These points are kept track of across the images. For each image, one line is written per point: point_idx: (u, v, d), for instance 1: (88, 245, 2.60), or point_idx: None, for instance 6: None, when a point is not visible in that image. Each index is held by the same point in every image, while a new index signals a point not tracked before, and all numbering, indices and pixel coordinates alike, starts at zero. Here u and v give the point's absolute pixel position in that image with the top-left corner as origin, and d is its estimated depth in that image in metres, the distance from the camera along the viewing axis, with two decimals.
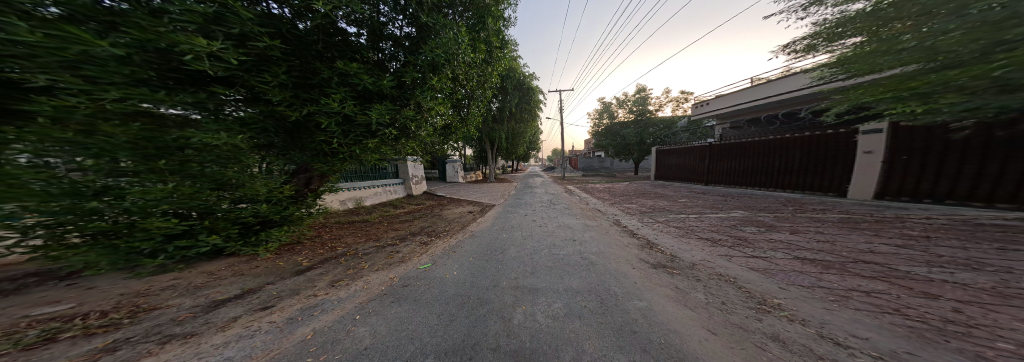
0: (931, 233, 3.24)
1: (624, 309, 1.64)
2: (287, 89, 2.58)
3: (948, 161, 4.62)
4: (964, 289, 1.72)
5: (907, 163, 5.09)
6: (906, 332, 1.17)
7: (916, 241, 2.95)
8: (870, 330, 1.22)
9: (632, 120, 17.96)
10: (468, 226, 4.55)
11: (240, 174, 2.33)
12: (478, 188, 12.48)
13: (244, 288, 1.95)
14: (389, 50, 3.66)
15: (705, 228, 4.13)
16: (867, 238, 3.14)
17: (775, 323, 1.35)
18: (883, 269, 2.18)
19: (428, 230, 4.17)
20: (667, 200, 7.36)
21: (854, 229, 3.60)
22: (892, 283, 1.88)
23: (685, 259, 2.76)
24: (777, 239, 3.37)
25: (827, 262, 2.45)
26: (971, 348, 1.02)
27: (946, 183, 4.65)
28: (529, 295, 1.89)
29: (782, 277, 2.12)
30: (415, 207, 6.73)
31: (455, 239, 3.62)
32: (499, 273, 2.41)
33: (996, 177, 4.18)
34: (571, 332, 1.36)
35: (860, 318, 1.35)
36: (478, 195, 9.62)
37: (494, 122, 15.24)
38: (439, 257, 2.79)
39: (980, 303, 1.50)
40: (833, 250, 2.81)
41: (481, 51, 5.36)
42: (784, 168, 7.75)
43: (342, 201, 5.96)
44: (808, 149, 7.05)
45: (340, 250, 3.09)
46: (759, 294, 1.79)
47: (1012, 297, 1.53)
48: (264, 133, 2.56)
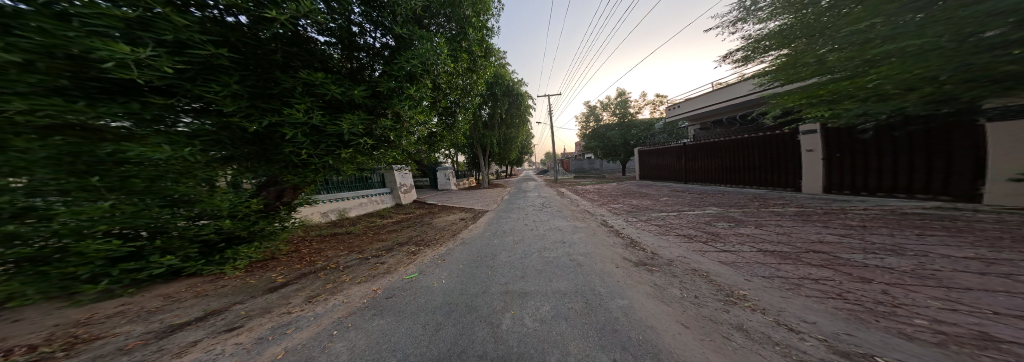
0: (867, 222, 3.59)
1: (608, 308, 1.67)
2: (242, 99, 2.41)
3: (872, 156, 5.13)
4: (891, 273, 1.90)
5: (841, 160, 5.64)
6: (845, 314, 1.28)
7: (865, 229, 3.23)
8: (817, 314, 1.31)
9: (617, 124, 18.60)
10: (457, 233, 4.49)
11: (196, 188, 2.16)
12: (469, 194, 12.35)
13: (205, 309, 1.81)
14: (363, 60, 3.64)
15: (683, 225, 4.31)
16: (822, 229, 3.40)
17: (740, 314, 1.42)
18: (829, 257, 2.37)
19: (415, 239, 4.07)
20: (650, 199, 7.63)
21: (807, 221, 3.91)
22: (836, 270, 2.04)
23: (664, 256, 2.86)
24: (744, 233, 3.57)
25: (785, 253, 2.62)
26: (894, 326, 1.13)
27: (875, 176, 5.13)
28: (518, 300, 1.89)
29: (746, 269, 2.24)
30: (403, 216, 6.56)
31: (443, 247, 3.57)
32: (489, 280, 2.38)
33: (909, 170, 4.67)
34: (557, 334, 1.37)
35: (809, 304, 1.45)
36: (470, 201, 9.54)
37: (485, 128, 15.21)
38: (426, 266, 2.73)
39: (899, 284, 1.67)
40: (790, 241, 3.02)
41: (463, 60, 5.50)
42: (749, 165, 8.25)
43: (323, 214, 5.73)
44: (764, 149, 7.62)
45: (320, 263, 2.96)
46: (727, 286, 1.89)
47: (927, 279, 1.74)
48: (224, 145, 2.40)
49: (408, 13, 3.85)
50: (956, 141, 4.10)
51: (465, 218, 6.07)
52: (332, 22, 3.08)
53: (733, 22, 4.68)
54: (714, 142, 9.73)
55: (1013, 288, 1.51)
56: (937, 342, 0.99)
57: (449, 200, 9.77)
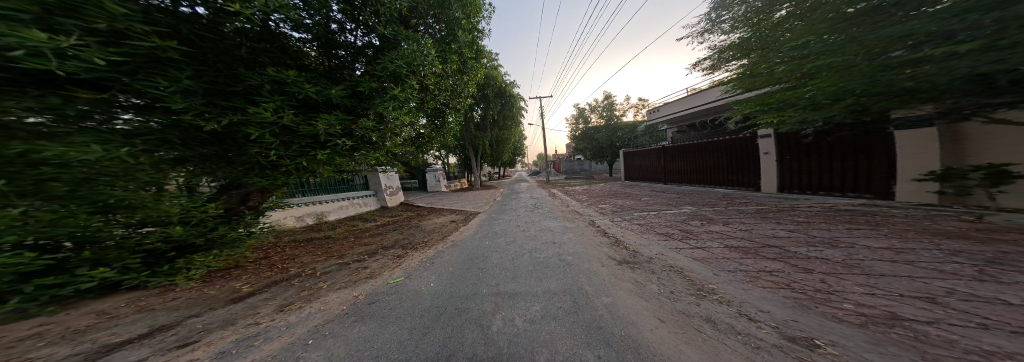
0: (809, 218, 4.00)
1: (594, 306, 1.72)
2: (195, 96, 2.16)
3: (814, 158, 5.79)
4: (826, 263, 2.18)
5: (790, 162, 6.30)
6: (791, 302, 1.45)
7: (817, 225, 3.55)
8: (772, 304, 1.44)
9: (604, 126, 19.16)
10: (445, 235, 4.40)
11: (137, 193, 1.88)
12: (459, 196, 12.18)
13: (152, 325, 1.64)
14: (345, 58, 3.50)
15: (662, 224, 4.51)
16: (777, 225, 3.72)
17: (709, 306, 1.51)
18: (781, 251, 2.62)
19: (401, 243, 3.94)
20: (633, 199, 7.92)
21: (764, 218, 4.27)
22: (786, 263, 2.25)
23: (644, 254, 2.98)
24: (714, 230, 3.81)
25: (747, 248, 2.84)
26: (829, 312, 1.31)
27: (816, 176, 5.78)
28: (509, 301, 1.88)
29: (715, 264, 2.40)
30: (389, 220, 6.32)
31: (429, 249, 3.50)
32: (480, 282, 2.35)
33: (841, 172, 5.33)
34: (547, 333, 1.39)
35: (766, 295, 1.58)
36: (460, 203, 9.39)
37: (477, 129, 15.05)
38: (414, 270, 2.64)
39: (835, 273, 1.92)
40: (750, 237, 3.28)
41: (452, 61, 5.43)
42: (717, 167, 8.85)
43: (298, 218, 5.43)
44: (729, 151, 8.23)
45: (295, 270, 2.80)
46: (699, 281, 2.00)
47: (853, 267, 2.02)
48: (173, 145, 2.13)
49: (393, 12, 3.73)
50: (884, 145, 4.65)
51: (454, 220, 5.97)
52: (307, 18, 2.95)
53: (702, 34, 5.01)
54: (687, 145, 10.30)
55: (918, 275, 1.83)
56: (861, 323, 1.19)
57: (438, 202, 9.56)
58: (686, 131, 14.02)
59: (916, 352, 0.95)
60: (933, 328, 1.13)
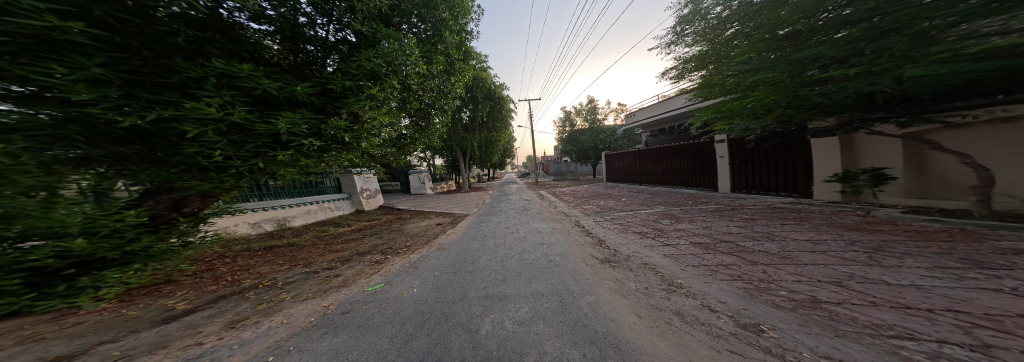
0: (755, 215, 4.48)
1: (579, 305, 1.76)
2: (107, 86, 1.67)
3: (758, 162, 6.70)
4: (766, 255, 2.52)
5: (740, 165, 7.24)
6: (741, 292, 1.65)
7: (761, 223, 3.96)
8: (728, 294, 1.62)
9: (588, 129, 19.77)
10: (430, 239, 4.23)
11: (16, 200, 1.37)
12: (443, 198, 11.90)
13: (42, 357, 1.24)
14: (315, 53, 3.25)
15: (638, 223, 4.76)
16: (732, 223, 4.10)
17: (677, 300, 1.63)
18: (732, 246, 2.92)
19: (380, 248, 3.76)
20: (612, 200, 8.25)
21: (722, 216, 4.68)
22: (739, 257, 2.50)
23: (623, 252, 3.12)
24: (682, 228, 4.09)
25: (709, 243, 3.10)
26: (769, 298, 1.53)
27: (760, 178, 6.71)
28: (498, 303, 1.87)
29: (683, 259, 2.59)
30: (365, 225, 5.97)
31: (414, 253, 3.41)
32: (466, 285, 2.32)
33: (778, 174, 6.26)
34: (535, 334, 1.40)
35: (724, 286, 1.76)
36: (445, 205, 9.18)
37: (465, 131, 14.77)
38: (394, 276, 2.54)
39: (773, 264, 2.22)
40: (709, 233, 3.59)
41: (437, 62, 5.30)
42: (681, 169, 9.60)
43: (253, 224, 4.94)
44: (691, 154, 9.02)
45: (250, 281, 2.57)
46: (671, 276, 2.15)
47: (786, 258, 2.38)
48: (74, 143, 1.60)
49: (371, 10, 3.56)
50: (807, 152, 5.58)
51: (439, 224, 5.76)
52: (269, 9, 2.73)
53: (669, 45, 5.34)
54: (657, 148, 11.03)
55: (829, 262, 2.21)
56: (793, 308, 1.39)
57: (421, 205, 9.22)
58: (660, 134, 15.01)
59: (832, 330, 1.14)
60: (843, 308, 1.37)
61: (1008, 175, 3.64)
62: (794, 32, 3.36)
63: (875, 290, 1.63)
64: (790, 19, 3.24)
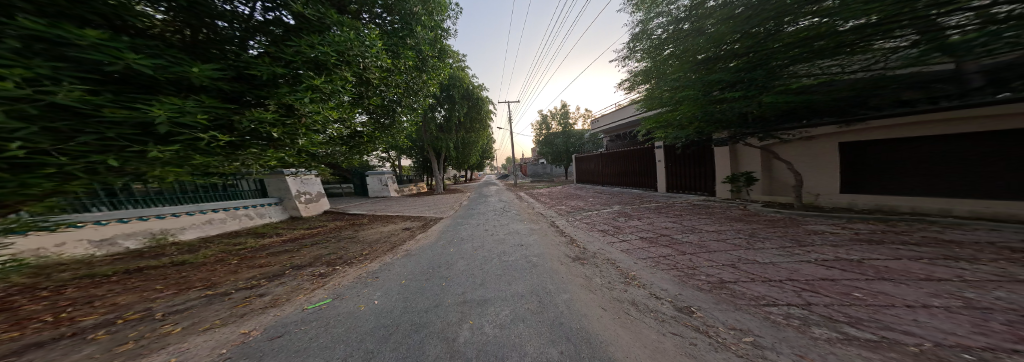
0: (687, 214, 5.26)
1: (556, 303, 1.80)
2: None
3: (686, 166, 7.98)
4: (694, 248, 3.11)
5: (673, 168, 8.50)
6: (687, 281, 2.09)
7: (686, 218, 4.85)
8: (664, 281, 2.08)
9: (562, 133, 20.49)
10: (395, 245, 3.97)
11: None
12: (412, 201, 11.31)
13: None
14: (231, 33, 2.42)
15: (600, 221, 5.12)
16: (673, 220, 4.77)
17: (632, 291, 1.84)
18: (670, 240, 3.56)
19: (330, 258, 3.42)
20: (581, 200, 8.71)
21: (663, 214, 5.35)
22: (675, 249, 3.10)
23: (590, 250, 3.27)
24: (634, 225, 4.57)
25: (657, 239, 3.65)
26: (692, 282, 2.06)
27: (688, 180, 8.01)
28: (476, 309, 1.82)
29: (634, 253, 3.00)
30: (298, 234, 5.15)
31: (374, 261, 3.15)
32: (439, 293, 2.19)
33: (701, 177, 7.59)
34: (515, 337, 1.39)
35: (665, 276, 2.23)
36: (414, 208, 8.75)
37: (439, 130, 14.15)
38: (349, 289, 2.27)
39: (695, 253, 2.89)
40: (658, 230, 4.14)
41: (405, 58, 4.97)
42: (632, 171, 10.74)
43: (101, 243, 3.62)
44: (639, 158, 10.17)
45: (92, 319, 1.72)
46: (626, 270, 2.44)
47: (698, 246, 3.18)
48: None
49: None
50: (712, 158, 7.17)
51: (408, 228, 5.44)
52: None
53: (625, 58, 6.03)
54: (613, 152, 12.07)
55: (726, 248, 3.04)
56: (709, 288, 1.91)
57: (384, 209, 8.61)
58: (618, 139, 16.41)
59: (731, 303, 1.66)
60: (739, 285, 1.96)
61: (816, 178, 5.24)
62: (706, 58, 4.59)
63: (752, 268, 2.33)
64: (705, 47, 4.41)
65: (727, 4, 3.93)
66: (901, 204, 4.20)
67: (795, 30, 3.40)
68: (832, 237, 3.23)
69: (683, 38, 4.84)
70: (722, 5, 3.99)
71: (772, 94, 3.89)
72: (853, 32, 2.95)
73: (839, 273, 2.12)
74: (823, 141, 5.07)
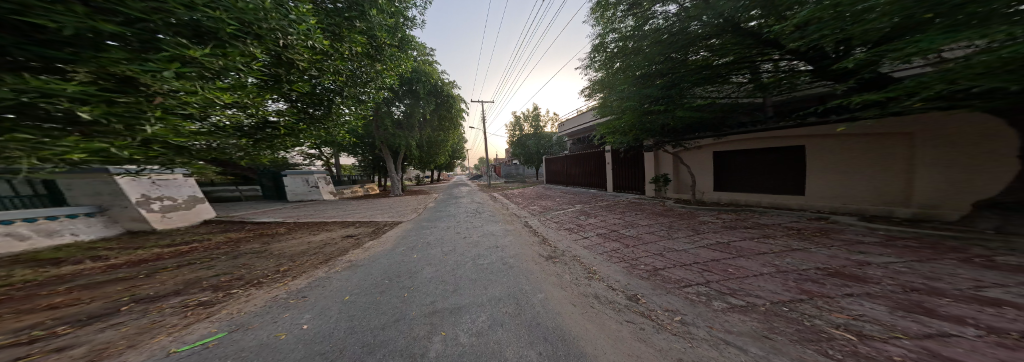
0: (637, 211, 5.81)
1: (532, 304, 1.83)
2: None
3: (627, 168, 9.05)
4: (637, 242, 3.56)
5: (618, 170, 9.51)
6: (634, 271, 2.52)
7: (628, 214, 5.54)
8: (617, 273, 2.48)
9: (533, 135, 20.82)
10: (335, 256, 3.44)
11: None
12: (372, 203, 10.47)
13: None
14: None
15: (564, 220, 5.33)
16: (620, 217, 5.28)
17: (594, 285, 2.17)
18: (620, 234, 4.00)
19: (262, 267, 2.98)
20: (550, 200, 8.92)
21: (618, 212, 5.78)
22: (621, 243, 3.54)
23: (559, 249, 3.32)
24: (589, 222, 4.91)
25: (611, 234, 4.02)
26: (638, 271, 2.52)
27: (628, 181, 9.09)
28: (450, 317, 1.69)
29: (592, 248, 3.33)
30: (196, 246, 4.15)
31: (302, 276, 2.60)
32: (393, 316, 1.77)
33: (637, 178, 8.70)
34: (493, 343, 1.33)
35: (617, 268, 2.61)
36: (371, 211, 8.13)
37: (398, 127, 12.95)
38: (267, 312, 1.76)
39: (639, 247, 3.36)
40: (610, 226, 4.53)
41: (350, 42, 4.22)
42: (586, 172, 11.63)
43: None
44: (592, 161, 11.05)
45: None
46: (587, 264, 2.73)
47: (623, 237, 3.81)
48: None
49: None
50: (642, 162, 8.40)
51: (352, 235, 4.81)
52: None
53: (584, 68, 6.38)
54: (573, 154, 12.80)
55: (656, 239, 3.68)
56: (646, 276, 2.39)
57: (329, 214, 7.71)
58: (578, 142, 17.25)
59: (663, 287, 2.13)
60: (670, 272, 2.46)
61: (701, 179, 6.92)
62: (642, 74, 5.37)
63: (676, 257, 2.93)
64: (641, 65, 5.17)
65: (659, 30, 4.74)
66: (737, 198, 6.14)
67: (693, 60, 4.84)
68: (725, 226, 4.21)
69: (628, 56, 5.46)
70: (655, 29, 4.82)
71: (683, 110, 5.37)
72: (724, 66, 4.68)
73: (724, 254, 2.90)
74: (702, 151, 6.80)
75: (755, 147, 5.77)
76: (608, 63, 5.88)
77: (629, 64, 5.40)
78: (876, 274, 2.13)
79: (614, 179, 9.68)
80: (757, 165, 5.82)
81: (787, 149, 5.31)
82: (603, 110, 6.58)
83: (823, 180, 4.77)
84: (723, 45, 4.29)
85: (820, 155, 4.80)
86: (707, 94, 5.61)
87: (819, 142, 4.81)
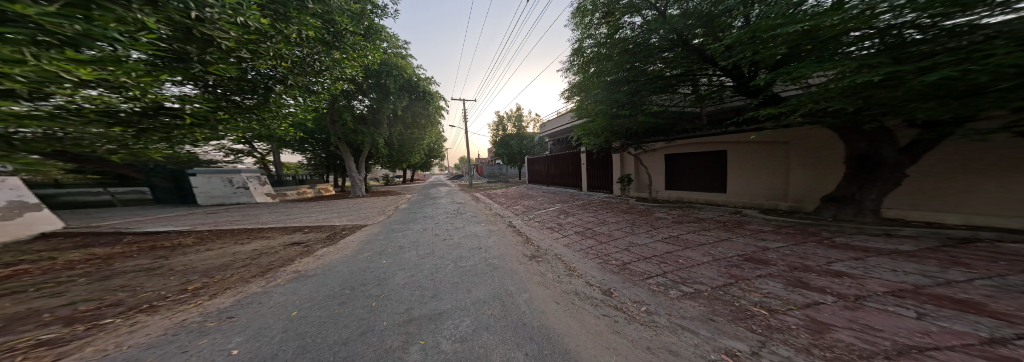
0: (613, 209, 6.00)
1: (517, 305, 1.76)
2: None
3: (598, 168, 9.37)
4: (610, 238, 3.65)
5: (591, 170, 9.81)
6: (609, 267, 2.56)
7: (600, 212, 5.72)
8: (592, 269, 2.52)
9: (515, 135, 20.81)
10: (277, 266, 2.91)
11: None
12: (340, 205, 9.75)
13: None
14: None
15: (544, 219, 5.34)
16: (595, 215, 5.43)
17: (574, 283, 2.17)
18: (594, 232, 4.08)
19: (199, 278, 2.56)
20: (531, 199, 8.94)
21: (596, 210, 5.93)
22: (596, 240, 3.61)
23: (539, 249, 3.30)
24: (565, 221, 4.98)
25: (590, 231, 4.08)
26: (611, 266, 2.58)
27: (598, 180, 9.42)
28: (431, 323, 1.56)
29: (572, 246, 3.34)
30: (113, 256, 3.51)
31: (229, 291, 2.10)
32: (363, 328, 1.58)
33: (605, 178, 9.07)
34: (480, 347, 1.24)
35: (592, 264, 2.65)
36: (337, 213, 7.54)
37: (368, 124, 12.15)
38: (181, 337, 1.37)
39: (610, 243, 3.45)
40: (587, 224, 4.62)
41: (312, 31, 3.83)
42: (564, 172, 11.86)
43: None
44: (569, 161, 11.28)
45: None
46: (567, 262, 2.72)
47: (592, 234, 3.90)
48: None
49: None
50: (611, 162, 8.74)
51: (298, 243, 4.10)
52: None
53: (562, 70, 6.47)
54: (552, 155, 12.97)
55: (621, 235, 3.81)
56: (617, 271, 2.45)
57: (288, 217, 7.02)
58: (558, 143, 17.47)
59: (633, 281, 2.20)
60: (641, 267, 2.55)
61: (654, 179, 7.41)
62: (611, 80, 5.56)
63: (640, 251, 3.07)
64: (610, 71, 5.35)
65: (625, 40, 5.01)
66: (683, 197, 6.72)
67: (650, 70, 5.13)
68: (689, 222, 4.49)
69: (600, 62, 5.64)
70: (622, 39, 5.12)
71: (644, 115, 5.58)
72: (673, 78, 5.12)
73: (690, 248, 3.06)
74: (652, 154, 7.34)
75: (693, 151, 6.47)
76: (585, 65, 6.01)
77: (600, 72, 5.59)
78: (815, 265, 2.37)
79: (589, 179, 9.95)
80: (696, 167, 6.49)
81: (712, 153, 6.19)
82: (579, 112, 6.73)
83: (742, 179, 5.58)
84: (675, 58, 4.65)
85: (738, 159, 5.62)
86: (659, 102, 5.97)
87: (737, 148, 5.65)
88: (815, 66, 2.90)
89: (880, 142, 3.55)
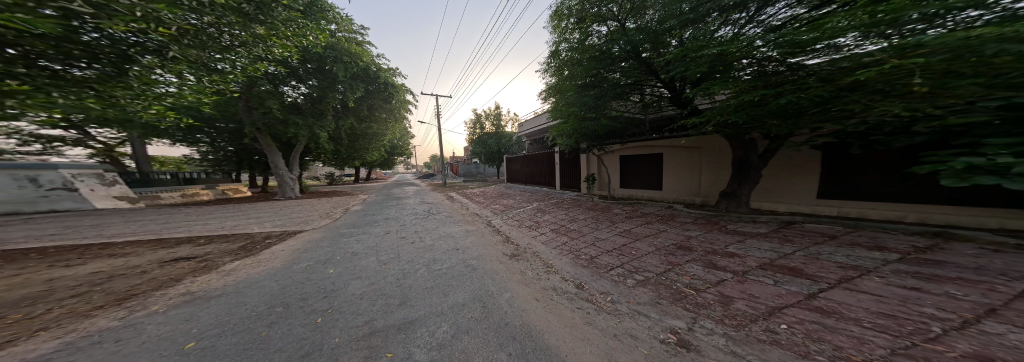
0: (585, 206, 6.16)
1: (499, 305, 1.64)
2: None
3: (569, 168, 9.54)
4: (583, 234, 3.69)
5: (563, 169, 9.98)
6: (581, 261, 2.57)
7: (572, 210, 5.81)
8: (563, 264, 2.50)
9: (493, 134, 20.50)
10: (145, 291, 2.22)
11: None
12: (292, 207, 8.59)
13: None
14: None
15: (519, 218, 5.27)
16: (568, 212, 5.51)
17: (548, 279, 2.11)
18: (567, 228, 4.10)
19: (78, 303, 1.99)
20: (509, 198, 8.85)
21: (569, 207, 6.04)
22: (570, 236, 3.62)
23: (513, 248, 3.19)
24: (541, 219, 4.96)
25: (564, 228, 4.10)
26: (580, 260, 2.59)
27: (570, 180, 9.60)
28: (404, 332, 1.37)
29: (548, 243, 3.30)
30: None
31: (78, 326, 1.55)
32: (312, 347, 1.30)
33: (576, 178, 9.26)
34: (461, 353, 1.11)
35: (566, 259, 2.63)
36: (287, 218, 6.62)
37: (321, 117, 10.82)
38: None
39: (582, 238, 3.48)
40: (560, 221, 4.65)
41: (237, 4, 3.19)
42: (541, 171, 11.93)
43: None
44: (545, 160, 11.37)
45: None
46: (544, 259, 2.66)
47: (567, 231, 3.92)
48: None
49: None
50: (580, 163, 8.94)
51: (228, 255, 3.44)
52: None
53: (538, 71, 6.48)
54: (529, 154, 13.00)
55: (590, 231, 3.87)
56: (586, 264, 2.46)
57: (224, 222, 5.98)
58: (535, 143, 17.60)
59: (601, 273, 2.22)
60: (611, 259, 2.59)
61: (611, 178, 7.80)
62: (582, 84, 5.61)
63: (605, 245, 3.13)
64: (580, 75, 5.43)
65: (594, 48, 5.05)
66: (631, 194, 7.17)
67: (613, 78, 5.30)
68: (653, 217, 4.76)
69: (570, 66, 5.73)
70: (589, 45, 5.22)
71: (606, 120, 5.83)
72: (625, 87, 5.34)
73: (655, 241, 3.21)
74: (609, 155, 7.75)
75: (639, 153, 6.93)
76: (557, 66, 6.07)
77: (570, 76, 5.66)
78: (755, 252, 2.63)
79: (562, 178, 10.11)
80: (641, 168, 6.96)
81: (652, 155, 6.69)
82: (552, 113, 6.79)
83: (673, 178, 6.14)
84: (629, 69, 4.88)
85: (669, 160, 6.20)
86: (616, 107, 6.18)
87: (669, 151, 6.23)
88: (719, 86, 3.39)
89: (750, 150, 4.45)
